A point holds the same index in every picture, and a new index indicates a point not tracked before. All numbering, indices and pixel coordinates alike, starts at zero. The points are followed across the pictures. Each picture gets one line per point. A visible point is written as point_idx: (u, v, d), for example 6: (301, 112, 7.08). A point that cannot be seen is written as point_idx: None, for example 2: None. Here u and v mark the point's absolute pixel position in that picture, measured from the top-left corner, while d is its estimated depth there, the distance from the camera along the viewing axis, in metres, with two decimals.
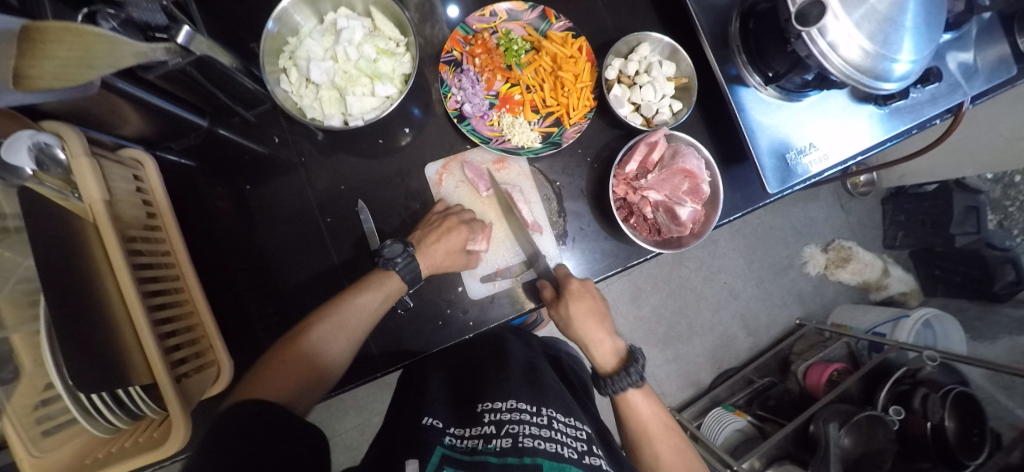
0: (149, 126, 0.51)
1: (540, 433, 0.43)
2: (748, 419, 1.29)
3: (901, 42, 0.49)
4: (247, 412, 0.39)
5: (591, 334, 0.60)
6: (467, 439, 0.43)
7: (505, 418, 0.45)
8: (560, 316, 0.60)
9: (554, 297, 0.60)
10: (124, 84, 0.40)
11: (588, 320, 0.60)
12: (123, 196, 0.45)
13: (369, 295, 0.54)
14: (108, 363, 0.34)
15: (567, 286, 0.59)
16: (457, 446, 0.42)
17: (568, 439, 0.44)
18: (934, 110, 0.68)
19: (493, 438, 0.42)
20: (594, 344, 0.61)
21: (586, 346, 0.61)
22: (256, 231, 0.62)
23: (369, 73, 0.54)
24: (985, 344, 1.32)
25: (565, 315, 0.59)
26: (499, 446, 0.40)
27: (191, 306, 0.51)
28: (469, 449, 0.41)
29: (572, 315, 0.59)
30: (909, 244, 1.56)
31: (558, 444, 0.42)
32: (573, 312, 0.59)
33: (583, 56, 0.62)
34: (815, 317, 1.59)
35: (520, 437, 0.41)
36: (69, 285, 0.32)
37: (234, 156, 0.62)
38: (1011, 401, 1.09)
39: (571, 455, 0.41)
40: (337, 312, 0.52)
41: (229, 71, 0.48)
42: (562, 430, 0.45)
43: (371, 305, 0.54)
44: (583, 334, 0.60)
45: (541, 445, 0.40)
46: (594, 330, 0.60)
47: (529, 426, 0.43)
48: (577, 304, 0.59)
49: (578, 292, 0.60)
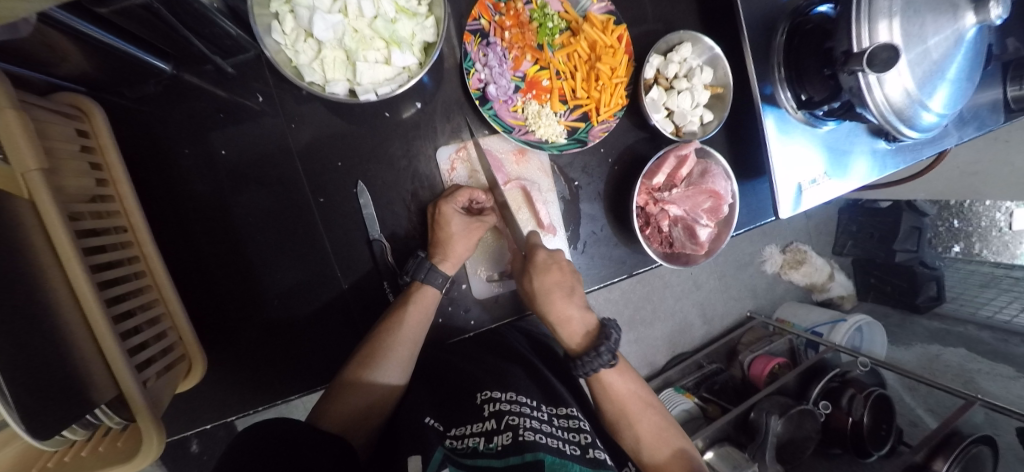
0: (95, 67, 0.40)
1: (542, 428, 0.43)
2: (695, 401, 1.39)
3: (939, 92, 0.48)
4: (271, 427, 0.38)
5: (559, 312, 0.56)
6: (467, 439, 0.42)
7: (504, 409, 0.45)
8: (526, 290, 0.57)
9: (522, 272, 0.58)
10: (63, 15, 0.29)
11: (553, 294, 0.55)
12: (62, 157, 0.35)
13: (409, 322, 0.53)
14: (59, 389, 0.28)
15: (533, 258, 0.56)
16: (456, 448, 0.41)
17: (569, 435, 0.45)
18: (931, 151, 0.71)
19: (494, 434, 0.42)
20: (562, 324, 0.57)
21: (554, 325, 0.57)
22: (230, 201, 0.53)
23: (385, 36, 0.46)
24: (900, 349, 1.47)
25: (531, 290, 0.56)
26: (500, 445, 0.40)
27: (156, 293, 0.44)
28: (470, 450, 0.40)
29: (534, 288, 0.55)
30: (855, 253, 1.68)
31: (559, 440, 0.43)
32: (537, 285, 0.55)
33: (622, 48, 0.56)
34: (764, 311, 1.71)
35: (521, 430, 0.41)
36: (10, 293, 0.26)
37: (206, 112, 0.51)
38: (912, 400, 1.27)
39: (572, 452, 0.42)
40: (385, 347, 0.52)
41: (207, 12, 0.38)
42: (562, 425, 0.46)
43: (415, 332, 0.53)
44: (550, 311, 0.55)
45: (543, 440, 0.41)
46: (562, 307, 0.56)
47: (529, 419, 0.44)
48: (542, 277, 0.55)
49: (544, 263, 0.56)
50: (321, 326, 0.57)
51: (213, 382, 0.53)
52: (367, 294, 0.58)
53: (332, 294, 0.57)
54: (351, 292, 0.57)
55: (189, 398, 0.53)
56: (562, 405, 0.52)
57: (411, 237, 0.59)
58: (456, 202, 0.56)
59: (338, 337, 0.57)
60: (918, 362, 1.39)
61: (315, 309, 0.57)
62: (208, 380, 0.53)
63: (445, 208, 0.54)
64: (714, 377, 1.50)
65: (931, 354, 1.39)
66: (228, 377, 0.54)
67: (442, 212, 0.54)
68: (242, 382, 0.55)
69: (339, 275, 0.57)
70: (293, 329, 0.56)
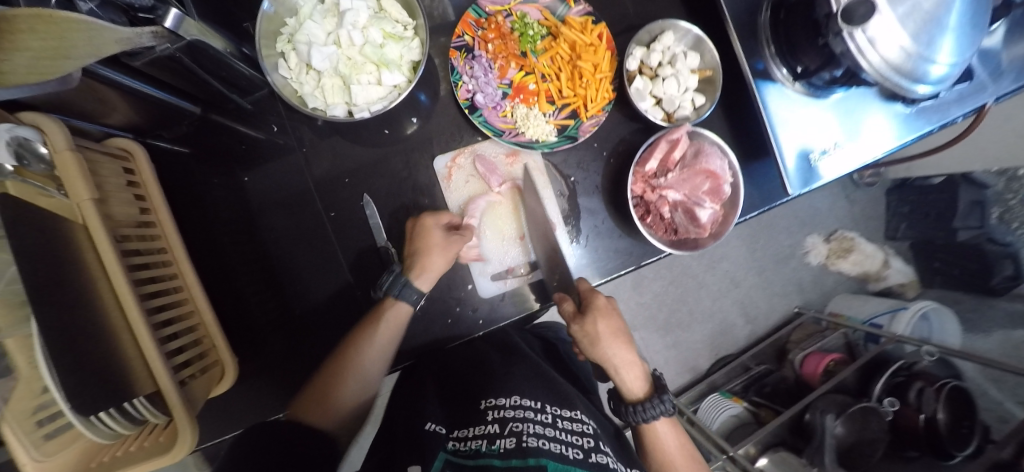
0: (137, 114, 0.48)
1: (545, 433, 0.43)
2: (745, 405, 1.28)
3: (943, 41, 0.45)
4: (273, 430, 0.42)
5: (623, 355, 0.56)
6: (470, 441, 0.43)
7: (508, 416, 0.45)
8: (584, 332, 0.56)
9: (577, 312, 0.56)
10: (107, 71, 0.38)
11: (615, 339, 0.56)
12: (112, 191, 0.42)
13: (391, 323, 0.56)
14: (102, 376, 0.32)
15: (593, 302, 0.56)
16: (459, 450, 0.42)
17: (573, 438, 0.44)
18: (959, 111, 0.64)
19: (496, 437, 0.42)
20: (626, 368, 0.56)
21: (616, 370, 0.56)
22: (259, 219, 0.62)
23: (375, 60, 0.51)
24: (978, 337, 1.27)
25: (591, 334, 0.55)
26: (503, 448, 0.39)
27: (192, 305, 0.49)
28: (471, 452, 0.41)
29: (598, 333, 0.55)
30: (911, 236, 1.52)
31: (562, 444, 0.42)
32: (600, 330, 0.55)
33: (603, 44, 0.58)
34: (814, 306, 1.57)
35: (524, 436, 0.41)
36: (64, 297, 0.30)
37: (231, 146, 0.60)
38: (1000, 393, 1.09)
39: (575, 456, 0.41)
40: (370, 340, 0.55)
41: (222, 56, 0.46)
42: (566, 428, 0.46)
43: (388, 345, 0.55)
44: (611, 357, 0.55)
45: (545, 444, 0.40)
46: (623, 350, 0.56)
47: (533, 425, 0.44)
48: (604, 321, 0.56)
49: (604, 308, 0.56)
50: (322, 298, 0.62)
51: (245, 390, 0.58)
52: (364, 270, 0.61)
53: (346, 299, 0.62)
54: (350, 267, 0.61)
55: (228, 406, 0.57)
56: (568, 408, 0.51)
57: None
58: (439, 217, 0.58)
59: (337, 310, 0.62)
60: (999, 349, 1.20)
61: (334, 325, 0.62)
62: (241, 386, 0.58)
63: (427, 221, 0.57)
64: (764, 380, 1.40)
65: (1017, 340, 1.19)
66: (258, 384, 0.58)
67: (422, 229, 0.57)
68: (272, 389, 0.59)
69: (340, 257, 0.61)
70: (307, 306, 0.62)
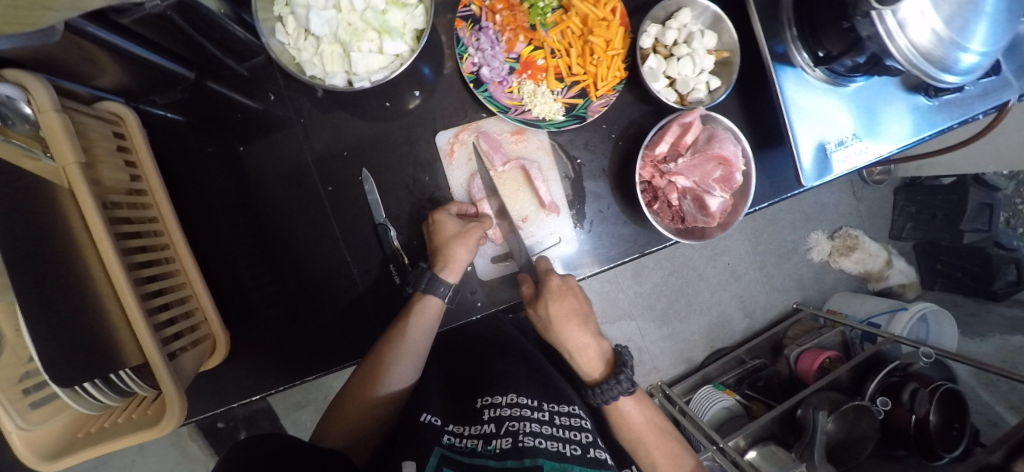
0: (128, 76, 0.46)
1: (542, 431, 0.42)
2: (737, 398, 1.28)
3: (977, 28, 0.43)
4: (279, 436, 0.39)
5: (575, 340, 0.57)
6: (466, 439, 0.43)
7: (505, 415, 0.44)
8: (540, 317, 0.57)
9: (533, 294, 0.57)
10: (95, 29, 0.35)
11: (569, 322, 0.56)
12: (102, 154, 0.40)
13: (412, 334, 0.54)
14: (81, 342, 0.31)
15: (547, 284, 0.56)
16: (455, 445, 0.42)
17: (571, 434, 0.44)
18: (982, 106, 0.61)
19: (493, 438, 0.41)
20: (580, 351, 0.57)
21: (571, 354, 0.58)
22: (253, 187, 0.58)
23: (376, 26, 0.49)
24: (975, 341, 1.26)
25: (546, 317, 0.56)
26: (499, 448, 0.40)
27: (184, 277, 0.48)
28: (468, 450, 0.41)
29: (549, 316, 0.56)
30: (916, 237, 1.50)
31: (560, 441, 0.42)
32: (553, 313, 0.55)
33: (616, 20, 0.55)
34: (812, 303, 1.57)
35: (520, 435, 0.40)
36: (44, 264, 0.29)
37: (226, 114, 0.56)
38: (991, 398, 1.11)
39: (572, 453, 0.41)
40: (389, 363, 0.54)
41: (217, 18, 0.43)
42: (564, 424, 0.46)
43: (421, 342, 0.55)
44: (566, 339, 0.57)
45: (542, 444, 0.40)
46: (578, 335, 0.57)
47: (530, 423, 0.43)
48: (558, 304, 0.56)
49: (559, 289, 0.56)
50: (322, 277, 0.59)
51: (240, 364, 0.57)
52: (363, 251, 0.59)
53: (343, 276, 0.59)
54: (348, 246, 0.59)
55: (223, 378, 0.57)
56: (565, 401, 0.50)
57: (416, 224, 0.60)
58: (448, 209, 0.58)
59: (342, 291, 0.59)
60: (996, 354, 1.19)
61: (345, 308, 0.60)
62: (236, 358, 0.57)
63: (438, 215, 0.56)
64: (758, 373, 1.38)
65: (1013, 346, 1.18)
66: (251, 355, 0.58)
67: (440, 224, 0.56)
68: (269, 362, 0.58)
69: (336, 232, 0.59)
70: (302, 281, 0.59)
